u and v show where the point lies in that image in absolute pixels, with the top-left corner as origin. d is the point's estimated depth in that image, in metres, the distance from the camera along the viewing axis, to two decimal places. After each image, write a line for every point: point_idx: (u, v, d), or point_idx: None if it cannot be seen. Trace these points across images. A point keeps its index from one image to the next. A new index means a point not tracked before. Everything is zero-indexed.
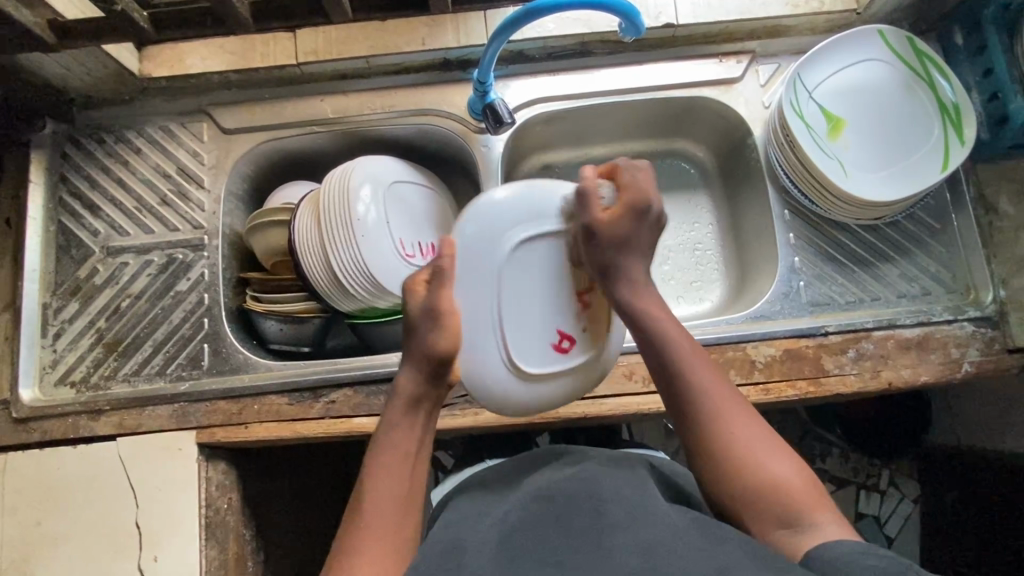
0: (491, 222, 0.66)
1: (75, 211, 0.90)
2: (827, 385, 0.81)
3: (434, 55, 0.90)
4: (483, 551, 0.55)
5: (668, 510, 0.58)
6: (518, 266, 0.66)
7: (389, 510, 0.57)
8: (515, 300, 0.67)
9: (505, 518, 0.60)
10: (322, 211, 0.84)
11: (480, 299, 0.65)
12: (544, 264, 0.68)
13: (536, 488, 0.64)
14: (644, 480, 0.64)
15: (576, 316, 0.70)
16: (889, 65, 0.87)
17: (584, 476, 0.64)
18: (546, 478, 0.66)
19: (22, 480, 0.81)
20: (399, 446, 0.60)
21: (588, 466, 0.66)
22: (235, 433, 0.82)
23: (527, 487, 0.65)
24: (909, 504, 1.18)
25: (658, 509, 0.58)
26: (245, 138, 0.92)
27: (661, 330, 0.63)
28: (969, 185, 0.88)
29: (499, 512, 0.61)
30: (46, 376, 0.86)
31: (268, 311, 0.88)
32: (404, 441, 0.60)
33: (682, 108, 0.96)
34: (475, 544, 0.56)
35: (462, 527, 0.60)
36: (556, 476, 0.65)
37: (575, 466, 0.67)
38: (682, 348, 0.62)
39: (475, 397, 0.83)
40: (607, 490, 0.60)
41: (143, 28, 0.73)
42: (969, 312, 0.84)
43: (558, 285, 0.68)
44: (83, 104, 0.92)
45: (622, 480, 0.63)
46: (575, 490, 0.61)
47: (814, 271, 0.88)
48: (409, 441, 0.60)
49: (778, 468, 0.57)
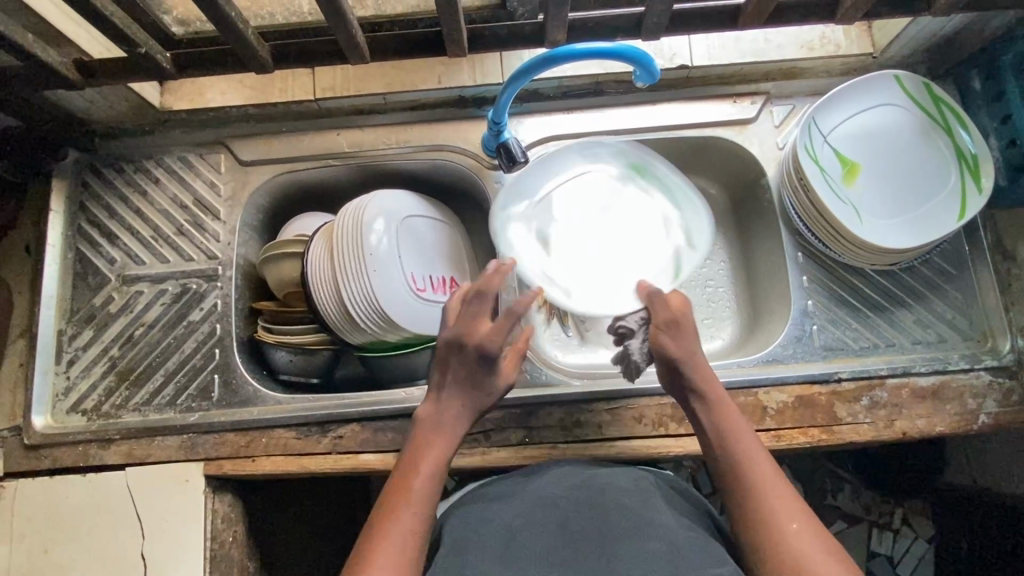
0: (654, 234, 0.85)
1: (93, 239, 0.92)
2: (840, 434, 0.80)
3: (450, 93, 0.91)
4: (486, 561, 0.59)
5: (668, 523, 0.63)
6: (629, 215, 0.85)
7: (409, 529, 0.61)
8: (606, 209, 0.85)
9: (510, 521, 0.64)
10: (335, 245, 0.85)
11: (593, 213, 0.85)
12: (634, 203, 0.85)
13: (541, 496, 0.68)
14: (647, 491, 0.68)
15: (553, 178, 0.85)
16: (907, 111, 0.86)
17: (590, 485, 0.69)
18: (557, 484, 0.70)
19: (32, 507, 0.82)
20: (425, 473, 0.66)
21: (596, 476, 0.71)
22: (242, 465, 0.83)
23: (532, 494, 0.69)
24: (924, 545, 1.15)
25: (660, 520, 0.63)
26: (262, 170, 0.93)
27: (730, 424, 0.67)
28: (986, 232, 0.87)
29: (505, 516, 0.65)
30: (59, 404, 0.87)
31: (280, 341, 0.89)
32: (428, 468, 0.67)
33: (695, 146, 0.95)
34: (479, 548, 0.61)
35: (468, 527, 0.65)
36: (561, 484, 0.70)
37: (588, 472, 0.72)
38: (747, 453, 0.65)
39: (483, 436, 0.82)
40: (611, 500, 0.66)
41: (166, 68, 0.74)
42: (986, 361, 0.83)
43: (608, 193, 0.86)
44: (105, 134, 0.94)
45: (624, 489, 0.68)
46: (581, 499, 0.66)
47: (829, 316, 0.87)
48: (434, 466, 0.67)
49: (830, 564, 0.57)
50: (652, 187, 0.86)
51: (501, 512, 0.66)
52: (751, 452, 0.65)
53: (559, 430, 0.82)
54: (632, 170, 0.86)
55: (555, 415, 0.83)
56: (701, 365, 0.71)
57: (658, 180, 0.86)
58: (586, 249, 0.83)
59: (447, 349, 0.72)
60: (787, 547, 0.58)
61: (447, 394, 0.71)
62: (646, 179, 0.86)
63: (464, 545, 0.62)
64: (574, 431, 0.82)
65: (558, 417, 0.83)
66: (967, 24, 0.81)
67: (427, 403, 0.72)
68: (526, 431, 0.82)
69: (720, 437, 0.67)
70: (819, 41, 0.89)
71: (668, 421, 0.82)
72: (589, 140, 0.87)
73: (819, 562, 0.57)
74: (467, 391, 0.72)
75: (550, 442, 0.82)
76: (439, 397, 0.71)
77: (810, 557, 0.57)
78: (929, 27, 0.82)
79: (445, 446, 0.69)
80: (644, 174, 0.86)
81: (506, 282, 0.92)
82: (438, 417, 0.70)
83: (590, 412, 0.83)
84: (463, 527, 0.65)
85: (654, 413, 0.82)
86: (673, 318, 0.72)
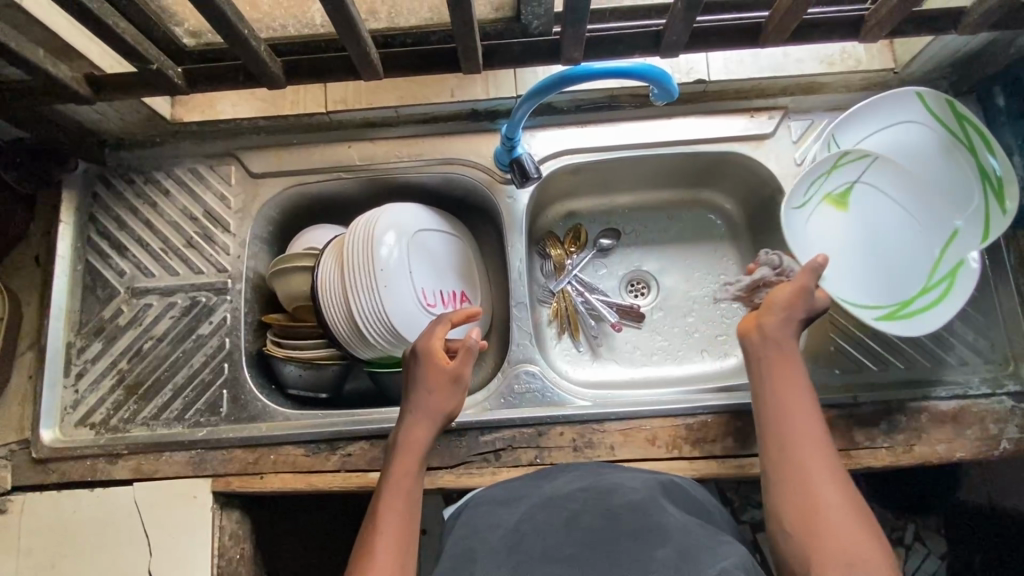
0: (871, 274, 0.85)
1: (103, 251, 0.91)
2: (857, 458, 0.79)
3: (463, 106, 0.91)
4: (493, 566, 0.57)
5: (672, 525, 0.59)
6: (873, 254, 0.85)
7: (394, 545, 0.64)
8: (860, 232, 0.86)
9: (516, 526, 0.63)
10: (346, 260, 0.84)
11: (861, 230, 0.86)
12: (881, 246, 0.85)
13: (549, 497, 0.66)
14: (655, 491, 0.66)
15: (927, 238, 0.84)
16: (928, 129, 0.84)
17: (597, 485, 0.67)
18: (560, 486, 0.68)
19: (39, 523, 0.81)
20: (400, 492, 0.69)
21: (602, 479, 0.69)
22: (250, 482, 0.82)
23: (539, 497, 0.67)
24: (935, 562, 1.10)
25: (665, 519, 0.60)
26: (273, 182, 0.92)
27: (787, 388, 0.67)
28: (1010, 253, 0.86)
29: (511, 522, 0.63)
30: (67, 417, 0.87)
31: (289, 357, 0.88)
32: (405, 486, 0.70)
33: (711, 161, 0.94)
34: (487, 556, 0.59)
35: (475, 536, 0.63)
36: (569, 484, 0.68)
37: (592, 474, 0.71)
38: (797, 418, 0.65)
39: (493, 456, 0.82)
40: (619, 498, 0.63)
41: (178, 84, 0.74)
42: (1008, 386, 0.81)
43: (913, 242, 0.85)
44: (116, 145, 0.93)
45: (632, 488, 0.66)
46: (586, 500, 0.64)
47: (845, 337, 0.85)
48: (409, 483, 0.70)
49: (856, 532, 0.56)
50: (938, 281, 0.82)
51: (507, 519, 0.64)
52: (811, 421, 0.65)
53: (571, 450, 0.81)
54: (956, 261, 0.82)
55: (567, 435, 0.82)
56: (783, 335, 0.69)
57: (940, 291, 0.82)
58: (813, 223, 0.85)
59: (409, 367, 0.77)
60: (821, 514, 0.58)
61: (412, 409, 0.74)
62: (941, 281, 0.82)
63: (472, 554, 0.60)
64: (586, 452, 0.81)
65: (570, 437, 0.82)
66: (991, 41, 0.80)
67: (398, 422, 0.75)
68: (537, 451, 0.81)
69: (778, 403, 0.67)
70: (840, 56, 0.88)
71: (680, 443, 0.81)
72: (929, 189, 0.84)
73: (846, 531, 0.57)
74: (430, 402, 0.74)
75: (561, 463, 0.81)
76: (406, 416, 0.74)
77: (838, 527, 0.57)
78: (954, 44, 0.80)
79: (416, 461, 0.72)
80: (952, 277, 0.82)
81: (515, 297, 0.89)
82: (406, 436, 0.73)
83: (602, 433, 0.82)
84: (470, 536, 0.63)
85: (667, 435, 0.81)
86: (804, 290, 0.69)
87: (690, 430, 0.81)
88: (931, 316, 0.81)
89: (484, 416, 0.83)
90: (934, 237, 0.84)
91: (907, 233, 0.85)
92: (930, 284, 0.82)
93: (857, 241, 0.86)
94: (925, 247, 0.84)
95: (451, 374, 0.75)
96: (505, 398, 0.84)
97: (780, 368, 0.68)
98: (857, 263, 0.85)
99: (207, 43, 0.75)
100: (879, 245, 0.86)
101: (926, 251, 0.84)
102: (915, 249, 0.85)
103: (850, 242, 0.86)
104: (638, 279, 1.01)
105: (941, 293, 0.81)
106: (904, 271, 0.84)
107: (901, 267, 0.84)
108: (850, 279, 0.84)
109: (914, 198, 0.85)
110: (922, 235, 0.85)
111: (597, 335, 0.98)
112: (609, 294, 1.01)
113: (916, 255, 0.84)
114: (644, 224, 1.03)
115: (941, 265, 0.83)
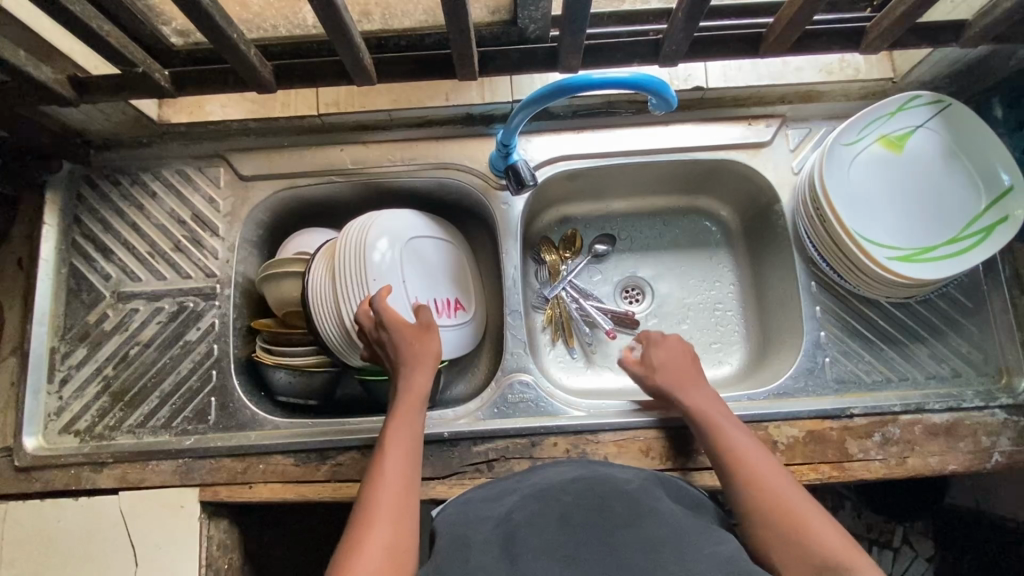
0: (898, 216, 0.82)
1: (88, 253, 0.89)
2: (850, 471, 0.79)
3: (457, 110, 0.90)
4: (486, 557, 0.55)
5: (672, 515, 0.59)
6: (903, 197, 0.83)
7: (392, 522, 0.61)
8: (896, 177, 0.83)
9: (507, 518, 0.61)
10: (337, 267, 0.82)
11: (895, 176, 0.83)
12: (916, 194, 0.83)
13: (541, 489, 0.64)
14: (650, 483, 0.65)
15: (970, 192, 0.81)
16: (956, 118, 0.81)
17: (590, 475, 0.66)
18: (549, 478, 0.66)
19: (22, 533, 0.80)
20: (402, 441, 0.69)
21: (594, 469, 0.67)
22: (239, 492, 0.81)
23: (531, 488, 0.65)
24: (923, 564, 1.08)
25: (663, 511, 0.60)
26: (263, 185, 0.91)
27: (721, 425, 0.71)
28: (1004, 265, 0.86)
29: (502, 512, 0.62)
30: (50, 425, 0.85)
31: (277, 363, 0.86)
32: (406, 432, 0.70)
33: (708, 169, 0.93)
34: (480, 547, 0.56)
35: (462, 527, 0.61)
36: (561, 475, 0.66)
37: (577, 466, 0.69)
38: (738, 444, 0.69)
39: (485, 466, 0.81)
40: (613, 487, 0.63)
41: (163, 87, 0.72)
42: (1001, 399, 0.81)
43: (950, 195, 0.82)
44: (101, 146, 0.91)
45: (627, 480, 0.65)
46: (578, 490, 0.62)
47: (841, 348, 0.85)
48: (410, 431, 0.71)
49: (821, 529, 0.60)
50: (966, 233, 0.80)
51: (497, 511, 0.63)
52: (753, 453, 0.68)
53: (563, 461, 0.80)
54: (996, 218, 0.80)
55: (560, 445, 0.81)
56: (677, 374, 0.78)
57: (970, 244, 0.80)
58: (845, 160, 0.83)
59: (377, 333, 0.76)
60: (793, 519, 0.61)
61: (402, 363, 0.75)
62: (974, 235, 0.80)
63: (465, 539, 0.58)
64: None
65: (565, 447, 0.81)
66: (990, 54, 0.79)
67: (394, 377, 0.76)
68: (531, 460, 0.81)
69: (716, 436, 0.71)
70: (839, 65, 0.88)
71: (673, 454, 0.80)
72: (985, 145, 0.81)
73: (817, 532, 0.59)
74: (416, 350, 0.76)
75: None
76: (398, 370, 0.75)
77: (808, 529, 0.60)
78: (954, 55, 0.80)
79: (417, 412, 0.73)
80: (984, 234, 0.80)
81: (509, 304, 0.87)
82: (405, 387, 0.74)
83: (596, 444, 0.81)
84: (460, 526, 0.61)
85: (660, 446, 0.81)
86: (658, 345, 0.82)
87: (683, 440, 0.81)
88: (949, 266, 0.79)
89: (477, 426, 0.82)
90: (978, 190, 0.81)
91: (950, 184, 0.82)
92: (959, 239, 0.80)
93: (891, 185, 0.83)
94: (963, 202, 0.81)
95: (421, 324, 0.78)
96: (498, 408, 0.84)
97: (708, 408, 0.73)
98: (887, 204, 0.83)
99: (194, 43, 0.73)
100: (911, 192, 0.83)
101: (963, 206, 0.81)
102: (956, 198, 0.82)
103: (883, 182, 0.83)
104: (632, 285, 1.00)
105: (968, 246, 0.80)
106: (935, 217, 0.82)
107: (932, 214, 0.82)
108: (875, 217, 0.82)
109: (963, 143, 0.82)
110: (963, 187, 0.82)
111: (591, 342, 0.98)
112: (603, 300, 0.99)
113: (951, 206, 0.82)
114: (638, 230, 1.02)
115: (974, 222, 0.80)
